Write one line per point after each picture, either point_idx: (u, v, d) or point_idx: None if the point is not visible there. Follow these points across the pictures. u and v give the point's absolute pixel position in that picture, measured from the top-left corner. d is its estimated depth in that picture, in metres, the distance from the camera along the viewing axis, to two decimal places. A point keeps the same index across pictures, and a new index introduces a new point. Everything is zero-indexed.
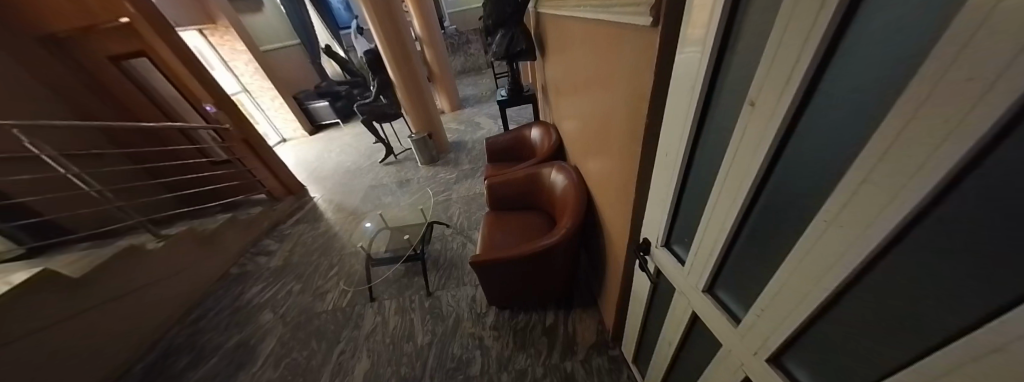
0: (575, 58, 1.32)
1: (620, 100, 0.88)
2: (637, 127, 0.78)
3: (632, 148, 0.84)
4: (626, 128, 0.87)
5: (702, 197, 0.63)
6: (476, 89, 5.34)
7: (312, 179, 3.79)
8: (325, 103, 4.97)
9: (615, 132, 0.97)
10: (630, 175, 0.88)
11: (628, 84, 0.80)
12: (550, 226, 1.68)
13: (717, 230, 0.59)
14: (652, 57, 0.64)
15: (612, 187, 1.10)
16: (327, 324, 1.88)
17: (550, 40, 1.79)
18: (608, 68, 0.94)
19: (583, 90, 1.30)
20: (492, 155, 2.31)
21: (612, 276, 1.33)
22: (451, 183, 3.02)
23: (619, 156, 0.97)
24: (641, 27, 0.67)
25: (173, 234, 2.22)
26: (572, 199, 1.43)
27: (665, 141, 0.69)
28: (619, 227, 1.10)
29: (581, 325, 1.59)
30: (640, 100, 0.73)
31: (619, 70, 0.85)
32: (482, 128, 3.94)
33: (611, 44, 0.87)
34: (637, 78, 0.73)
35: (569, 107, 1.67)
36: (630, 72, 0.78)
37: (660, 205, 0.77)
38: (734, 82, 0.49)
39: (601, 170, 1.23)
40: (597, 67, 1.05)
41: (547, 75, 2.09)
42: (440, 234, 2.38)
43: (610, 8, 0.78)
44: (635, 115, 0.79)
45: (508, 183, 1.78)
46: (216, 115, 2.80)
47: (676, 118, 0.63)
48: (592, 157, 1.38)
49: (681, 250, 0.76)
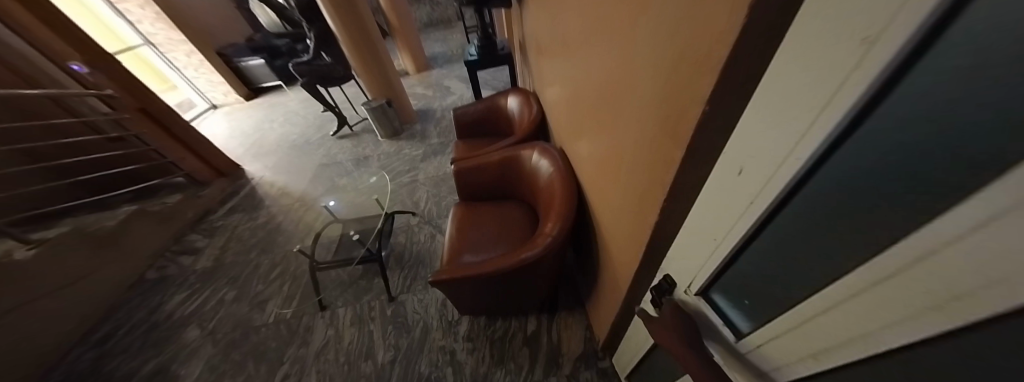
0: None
1: (647, 68, 0.54)
2: (679, 119, 0.46)
3: (666, 151, 0.52)
4: (653, 113, 0.55)
5: (804, 266, 0.35)
6: (446, 46, 4.63)
7: (251, 156, 3.19)
8: (262, 61, 4.08)
9: (634, 113, 0.64)
10: (655, 187, 0.58)
11: (668, 41, 0.45)
12: (532, 221, 1.39)
13: (830, 338, 0.32)
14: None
15: (621, 189, 0.80)
16: (268, 341, 1.59)
17: None
18: (626, 10, 0.58)
19: (579, 46, 0.93)
20: (461, 129, 1.91)
21: (607, 289, 1.08)
22: (417, 160, 2.60)
23: (637, 151, 0.65)
24: None
25: (50, 237, 1.72)
26: (560, 194, 1.12)
27: (730, 157, 0.38)
28: (625, 243, 0.82)
29: (566, 332, 1.40)
30: (691, 74, 0.41)
31: (649, 14, 0.50)
32: (453, 94, 3.42)
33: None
34: (689, 31, 0.39)
35: (556, 67, 1.28)
36: (674, 18, 0.43)
37: (707, 245, 0.48)
38: (956, 93, 0.18)
39: (602, 160, 0.91)
40: (606, 9, 0.67)
41: (527, 26, 1.64)
42: (405, 224, 2.04)
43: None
44: (675, 98, 0.46)
45: (480, 168, 1.44)
46: (91, 78, 2.12)
47: (766, 128, 0.32)
48: (585, 142, 1.06)
49: (730, 311, 0.50)
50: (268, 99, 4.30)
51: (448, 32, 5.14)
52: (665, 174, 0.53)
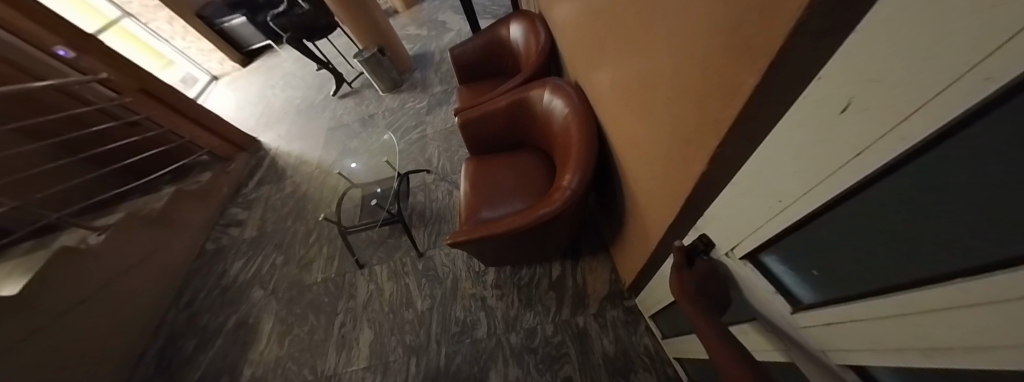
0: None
1: None
2: (759, 28, 0.30)
3: (728, 77, 0.37)
4: (712, 22, 0.38)
5: (917, 248, 0.25)
6: None
7: (262, 126, 3.18)
8: (244, 18, 3.73)
9: (681, 27, 0.46)
10: (708, 128, 0.44)
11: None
12: (549, 170, 1.29)
13: (941, 342, 0.24)
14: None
15: (653, 132, 0.66)
16: (321, 297, 1.77)
17: None
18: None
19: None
20: (461, 72, 1.71)
21: (632, 238, 1.02)
22: (423, 113, 2.46)
23: (681, 81, 0.49)
24: None
25: (111, 223, 1.90)
26: (577, 139, 0.99)
27: (819, 97, 0.26)
28: (655, 195, 0.72)
29: (591, 274, 1.41)
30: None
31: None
32: (449, 31, 3.03)
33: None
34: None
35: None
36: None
37: (769, 209, 0.38)
38: None
39: (628, 95, 0.76)
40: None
41: None
42: (421, 182, 2.03)
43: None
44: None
45: (487, 116, 1.30)
46: (82, 63, 2.05)
47: (889, 61, 0.20)
48: (607, 71, 0.87)
49: (789, 277, 0.43)
50: (263, 62, 4.09)
51: None
52: (724, 111, 0.39)
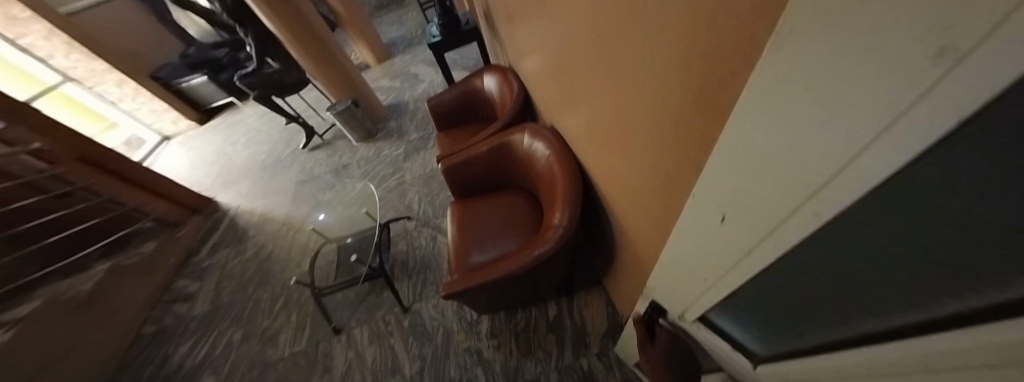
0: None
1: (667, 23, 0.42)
2: (733, 78, 0.35)
3: (706, 120, 0.42)
4: (684, 75, 0.44)
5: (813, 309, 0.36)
6: (404, 28, 4.21)
7: (221, 184, 2.97)
8: (205, 78, 3.66)
9: (650, 80, 0.53)
10: (694, 165, 0.48)
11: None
12: (535, 209, 1.31)
13: None
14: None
15: (635, 170, 0.71)
16: (291, 375, 1.54)
17: None
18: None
19: (560, 11, 0.80)
20: (439, 121, 1.77)
21: (625, 270, 1.03)
22: (400, 160, 2.44)
23: (659, 124, 0.54)
24: None
25: (23, 315, 1.59)
26: (561, 178, 1.02)
27: (703, 218, 0.38)
28: (644, 227, 0.75)
29: (588, 310, 1.38)
30: (741, 32, 0.31)
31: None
32: (422, 82, 3.18)
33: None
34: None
35: (534, 34, 1.11)
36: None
37: (698, 293, 0.48)
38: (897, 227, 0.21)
39: (604, 139, 0.83)
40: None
41: None
42: (403, 230, 1.95)
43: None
44: (725, 52, 0.34)
45: (470, 161, 1.32)
46: (10, 133, 1.85)
47: (734, 208, 0.32)
48: (581, 116, 0.94)
49: (740, 335, 0.52)
50: (223, 119, 3.94)
51: (403, 11, 4.63)
52: (708, 148, 0.43)
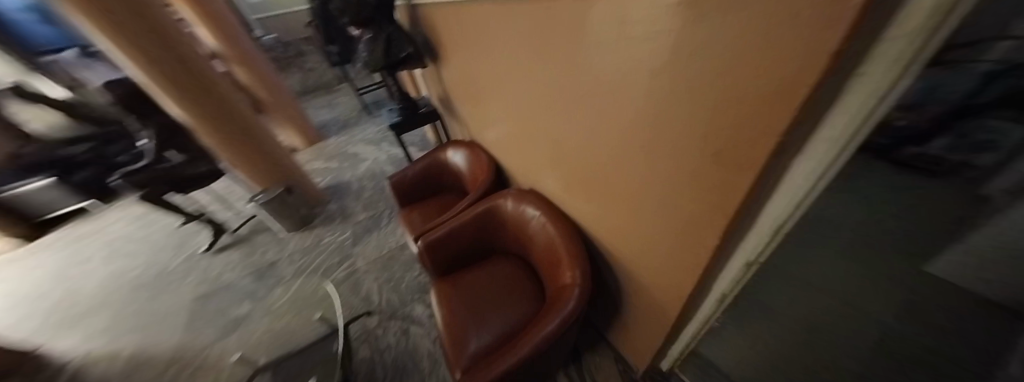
0: (511, 56, 0.92)
1: (662, 110, 0.53)
2: (742, 149, 0.43)
3: (721, 178, 0.49)
4: (686, 145, 0.52)
5: None
6: (336, 111, 4.15)
7: (55, 324, 2.05)
8: (51, 180, 2.73)
9: (645, 150, 0.62)
10: (712, 216, 0.54)
11: (705, 78, 0.43)
12: (529, 273, 1.27)
13: None
14: (813, 38, 0.29)
15: (639, 224, 0.77)
16: None
17: (445, 31, 1.28)
18: (614, 55, 0.56)
19: (537, 98, 0.91)
20: (403, 196, 1.69)
21: (639, 321, 1.03)
22: (349, 246, 2.15)
23: (662, 184, 0.62)
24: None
25: None
26: (562, 238, 1.03)
27: None
28: (660, 273, 0.79)
29: (601, 373, 1.29)
30: (743, 119, 0.41)
31: (663, 57, 0.47)
32: (364, 160, 3.06)
33: (629, 8, 0.48)
34: (746, 72, 0.37)
35: (503, 114, 1.22)
36: (713, 58, 0.40)
37: None
38: None
39: (598, 201, 0.89)
40: (579, 57, 0.65)
41: (448, 79, 1.58)
42: (364, 330, 1.61)
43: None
44: (733, 131, 0.43)
45: (451, 234, 1.25)
46: None
47: None
48: (566, 179, 1.00)
49: None
50: (66, 231, 2.90)
51: (333, 96, 4.61)
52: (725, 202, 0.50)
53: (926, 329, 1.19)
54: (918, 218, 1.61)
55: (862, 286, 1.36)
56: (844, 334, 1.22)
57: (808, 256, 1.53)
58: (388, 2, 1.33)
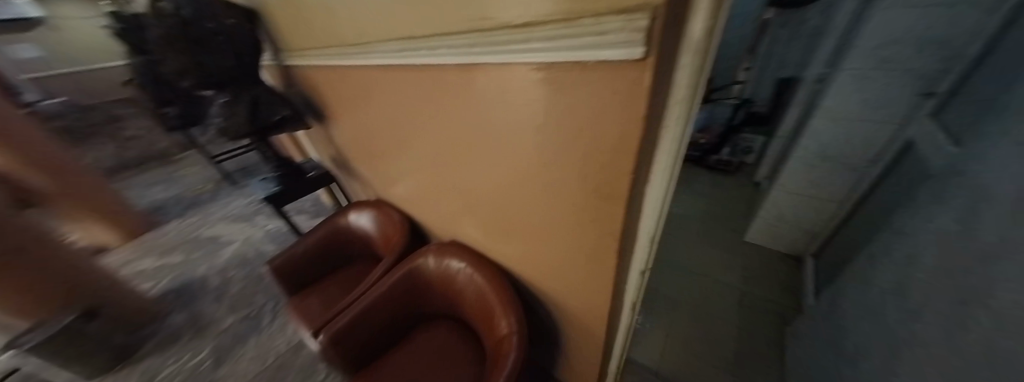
0: (404, 117, 0.91)
1: (547, 159, 0.60)
2: (612, 186, 0.52)
3: (603, 212, 0.57)
4: (571, 186, 0.59)
5: None
6: (178, 186, 3.17)
7: None
8: None
9: (540, 195, 0.68)
10: (606, 242, 0.61)
11: (572, 133, 0.52)
12: (463, 333, 1.16)
13: None
14: (632, 101, 0.40)
15: (551, 260, 0.81)
16: None
17: (330, 95, 1.20)
18: (499, 114, 0.62)
19: (437, 154, 0.91)
20: (291, 281, 1.36)
21: (579, 351, 1.04)
22: (210, 369, 1.54)
23: (561, 222, 0.68)
24: (594, 71, 0.42)
25: None
26: (489, 286, 0.99)
27: None
28: (581, 302, 0.83)
29: None
30: (606, 163, 0.50)
31: (538, 116, 0.55)
32: (230, 243, 2.39)
33: (501, 79, 0.55)
34: (598, 127, 0.47)
35: (406, 171, 1.17)
36: (573, 118, 0.49)
37: None
38: None
39: (513, 243, 0.91)
40: (470, 117, 0.69)
41: (338, 138, 1.45)
42: None
43: (498, 12, 0.46)
44: (601, 171, 0.52)
45: (363, 315, 1.06)
46: None
47: None
48: (481, 227, 1.00)
49: None
50: None
51: (172, 169, 3.56)
52: (611, 229, 0.58)
53: (759, 283, 1.63)
54: (730, 202, 2.29)
55: (718, 262, 1.79)
56: (720, 304, 1.56)
57: (681, 246, 1.94)
58: (252, 63, 1.20)
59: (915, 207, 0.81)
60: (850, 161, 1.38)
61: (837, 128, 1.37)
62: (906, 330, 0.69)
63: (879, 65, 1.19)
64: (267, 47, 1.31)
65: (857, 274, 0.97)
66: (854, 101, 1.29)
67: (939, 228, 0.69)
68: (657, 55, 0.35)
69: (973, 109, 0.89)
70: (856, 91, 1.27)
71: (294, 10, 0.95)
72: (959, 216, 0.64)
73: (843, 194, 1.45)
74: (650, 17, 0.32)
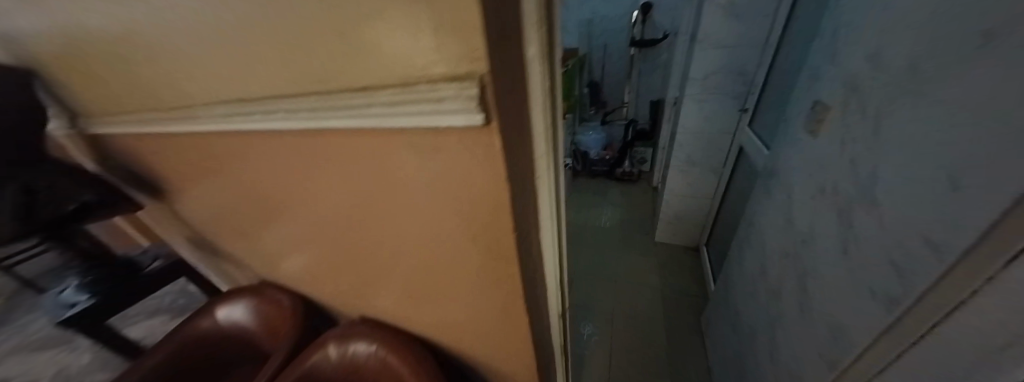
0: (265, 187, 0.74)
1: (432, 223, 0.53)
2: (500, 246, 0.48)
3: (499, 271, 0.52)
4: (463, 247, 0.54)
5: None
6: None
7: None
8: None
9: (437, 258, 0.60)
10: (512, 300, 0.57)
11: (446, 196, 0.47)
12: None
13: None
14: (489, 163, 0.38)
15: (467, 324, 0.72)
16: None
17: (164, 165, 0.92)
18: (369, 180, 0.54)
19: (315, 223, 0.75)
20: None
21: None
22: None
23: (465, 285, 0.61)
24: (447, 136, 0.38)
25: None
26: (404, 368, 0.83)
27: None
28: (508, 361, 0.75)
29: None
30: (488, 225, 0.46)
31: (409, 179, 0.48)
32: None
33: (358, 144, 0.48)
34: (469, 189, 0.43)
35: (283, 247, 0.95)
36: (444, 180, 0.45)
37: None
38: None
39: (424, 313, 0.79)
40: (339, 183, 0.58)
41: (189, 217, 1.13)
42: None
43: (330, 75, 0.39)
44: (485, 232, 0.48)
45: None
46: None
47: None
48: (386, 299, 0.85)
49: None
50: None
51: None
52: (513, 287, 0.54)
53: (673, 278, 1.82)
54: (638, 208, 2.58)
55: (639, 266, 1.95)
56: (647, 308, 1.67)
57: (608, 257, 2.05)
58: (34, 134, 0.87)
59: (755, 201, 1.00)
60: (709, 163, 1.70)
61: (696, 140, 1.66)
62: (774, 310, 0.82)
63: (709, 90, 1.52)
64: (57, 112, 0.97)
65: (734, 261, 1.14)
66: (700, 118, 1.60)
67: (772, 219, 0.86)
68: (498, 119, 0.34)
69: (771, 120, 1.19)
70: (701, 110, 1.58)
71: (82, 65, 0.71)
72: (782, 209, 0.81)
73: (712, 190, 1.76)
74: (478, 85, 0.31)
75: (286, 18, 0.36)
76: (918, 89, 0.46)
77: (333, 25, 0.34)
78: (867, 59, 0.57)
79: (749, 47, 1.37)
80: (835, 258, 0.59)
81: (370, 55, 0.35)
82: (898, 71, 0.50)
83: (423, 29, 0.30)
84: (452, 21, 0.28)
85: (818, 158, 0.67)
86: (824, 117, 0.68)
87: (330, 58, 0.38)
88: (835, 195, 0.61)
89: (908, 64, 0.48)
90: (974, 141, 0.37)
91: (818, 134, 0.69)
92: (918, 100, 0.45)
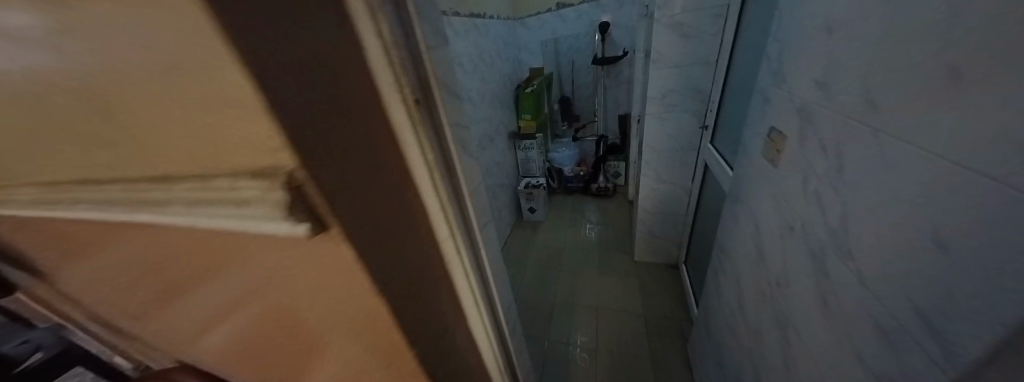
0: (116, 279, 0.56)
1: (313, 330, 0.40)
2: (401, 359, 0.36)
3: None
4: (359, 358, 0.40)
5: None
6: None
7: None
8: None
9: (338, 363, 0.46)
10: None
11: (315, 303, 0.34)
12: None
13: None
14: (347, 273, 0.27)
15: None
16: None
17: (21, 244, 0.74)
18: (219, 280, 0.39)
19: (196, 323, 0.58)
20: None
21: None
22: None
23: None
24: (280, 240, 0.26)
25: None
26: None
27: None
28: None
29: None
30: (379, 337, 0.34)
31: (261, 284, 0.35)
32: None
33: (190, 240, 0.34)
34: (339, 298, 0.31)
35: (176, 336, 0.76)
36: (305, 286, 0.32)
37: None
38: None
39: None
40: (189, 280, 0.43)
41: (71, 299, 0.92)
42: None
43: (121, 158, 0.28)
44: (378, 344, 0.35)
45: None
46: None
47: None
48: None
49: None
50: None
51: None
52: None
53: (656, 301, 1.74)
54: (615, 225, 2.52)
55: (619, 291, 1.85)
56: (631, 338, 1.56)
57: (589, 283, 1.95)
58: None
59: (725, 227, 0.94)
60: (678, 180, 1.67)
61: (663, 157, 1.63)
62: (758, 358, 0.73)
63: (669, 107, 1.50)
64: None
65: (711, 291, 1.07)
66: (664, 135, 1.58)
67: (743, 251, 0.79)
68: (339, 217, 0.23)
69: (732, 137, 1.16)
70: (664, 127, 1.56)
71: None
72: (752, 241, 0.74)
73: (683, 206, 1.72)
74: (286, 186, 0.20)
75: (39, 89, 0.26)
76: (878, 126, 0.40)
77: (90, 96, 0.24)
78: (818, 86, 0.52)
79: (702, 65, 1.36)
80: (818, 313, 0.51)
81: (156, 136, 0.24)
82: (852, 102, 0.45)
83: (205, 109, 0.21)
84: (224, 96, 0.19)
85: (781, 190, 0.61)
86: (782, 145, 0.62)
87: (109, 136, 0.27)
88: (806, 237, 0.54)
89: (863, 95, 0.43)
90: (956, 200, 0.31)
91: (778, 162, 0.63)
92: (880, 139, 0.40)
